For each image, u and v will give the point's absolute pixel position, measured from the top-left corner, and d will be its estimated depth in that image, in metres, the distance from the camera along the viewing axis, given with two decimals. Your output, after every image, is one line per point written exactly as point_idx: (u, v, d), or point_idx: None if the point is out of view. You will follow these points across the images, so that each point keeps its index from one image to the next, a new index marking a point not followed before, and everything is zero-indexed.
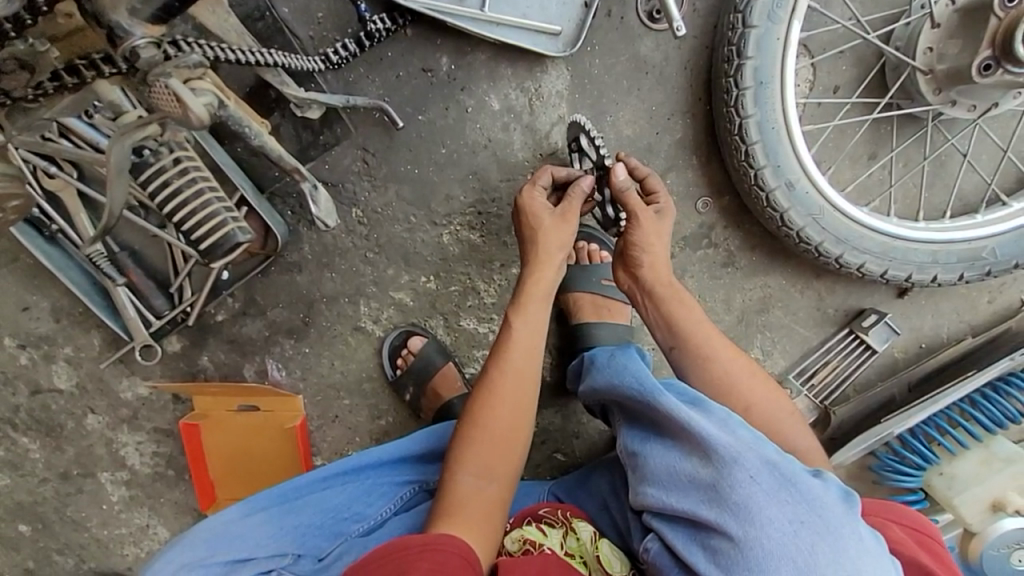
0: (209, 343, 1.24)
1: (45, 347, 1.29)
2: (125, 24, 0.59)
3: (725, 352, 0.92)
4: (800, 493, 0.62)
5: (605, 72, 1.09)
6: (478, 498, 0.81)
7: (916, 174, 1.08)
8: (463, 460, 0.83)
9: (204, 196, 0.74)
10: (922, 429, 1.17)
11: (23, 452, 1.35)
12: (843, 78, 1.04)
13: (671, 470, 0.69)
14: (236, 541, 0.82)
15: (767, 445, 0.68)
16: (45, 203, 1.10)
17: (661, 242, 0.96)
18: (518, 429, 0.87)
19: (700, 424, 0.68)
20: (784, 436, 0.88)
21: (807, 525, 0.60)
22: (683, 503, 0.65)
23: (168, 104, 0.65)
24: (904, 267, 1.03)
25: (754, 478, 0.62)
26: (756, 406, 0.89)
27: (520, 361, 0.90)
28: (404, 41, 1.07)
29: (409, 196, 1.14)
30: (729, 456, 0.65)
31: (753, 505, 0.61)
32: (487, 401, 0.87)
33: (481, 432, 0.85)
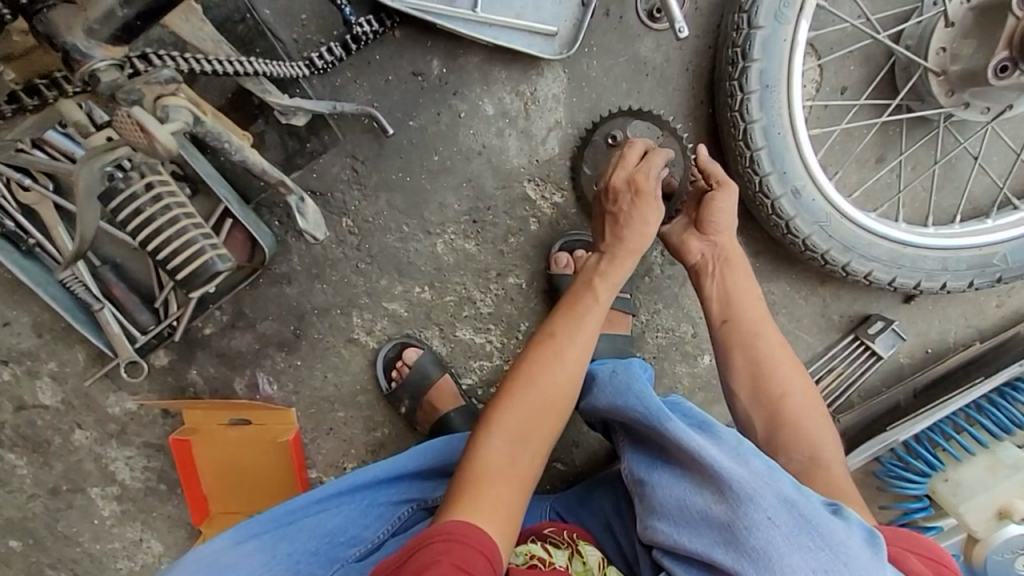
0: (197, 357, 1.20)
1: (28, 363, 1.24)
2: (81, 46, 0.55)
3: (773, 336, 0.91)
4: (819, 536, 0.59)
5: (604, 74, 1.05)
6: (505, 469, 0.76)
7: (925, 177, 1.04)
8: (499, 425, 0.80)
9: (179, 222, 0.71)
10: (927, 435, 1.16)
11: (10, 468, 1.32)
12: (850, 78, 1.00)
13: (683, 505, 0.66)
14: (226, 573, 0.79)
15: (783, 478, 0.65)
16: (21, 217, 1.05)
17: (728, 219, 0.95)
18: (557, 411, 0.83)
19: (714, 458, 0.65)
20: (813, 438, 0.85)
21: (829, 572, 0.58)
22: (696, 544, 0.63)
23: (134, 133, 0.58)
24: (912, 274, 1.00)
25: (773, 520, 0.60)
26: (796, 398, 0.87)
27: (574, 341, 0.87)
28: (392, 44, 1.02)
29: (401, 204, 1.10)
30: (745, 495, 0.62)
31: (773, 551, 0.58)
32: (539, 367, 0.84)
33: (526, 399, 0.82)
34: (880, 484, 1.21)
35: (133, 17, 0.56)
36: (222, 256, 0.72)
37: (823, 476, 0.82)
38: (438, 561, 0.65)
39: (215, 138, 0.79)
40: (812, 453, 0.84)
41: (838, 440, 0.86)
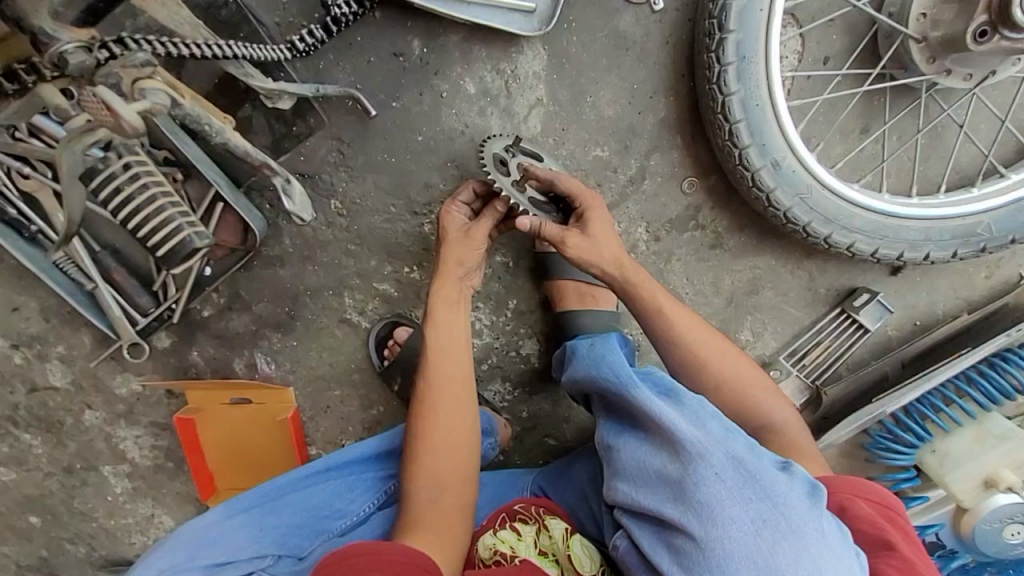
0: (197, 339, 1.24)
1: (37, 346, 1.29)
2: (47, 29, 0.58)
3: (696, 331, 0.93)
4: (763, 490, 0.61)
5: (584, 50, 1.05)
6: (438, 510, 0.85)
7: (910, 147, 1.04)
8: (415, 476, 0.88)
9: (160, 203, 0.75)
10: (916, 408, 1.16)
11: (27, 447, 1.37)
12: (833, 48, 0.99)
13: (642, 465, 0.68)
14: (216, 545, 0.83)
15: (738, 440, 0.67)
16: (23, 204, 1.06)
17: (604, 248, 0.95)
18: (460, 442, 0.91)
19: (671, 420, 0.68)
20: (760, 411, 0.91)
21: (769, 524, 0.58)
22: (650, 501, 0.65)
23: (101, 112, 0.61)
24: (895, 245, 1.00)
25: (719, 475, 0.61)
26: (732, 383, 0.91)
27: (445, 378, 0.93)
28: (373, 24, 1.03)
29: (387, 186, 1.12)
30: (696, 452, 0.64)
31: (716, 504, 0.60)
32: (427, 411, 0.92)
33: (427, 447, 0.90)
34: (868, 457, 1.24)
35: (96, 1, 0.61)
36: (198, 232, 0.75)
37: (778, 443, 0.89)
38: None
39: (193, 120, 0.81)
40: (767, 424, 0.90)
41: (782, 400, 0.92)
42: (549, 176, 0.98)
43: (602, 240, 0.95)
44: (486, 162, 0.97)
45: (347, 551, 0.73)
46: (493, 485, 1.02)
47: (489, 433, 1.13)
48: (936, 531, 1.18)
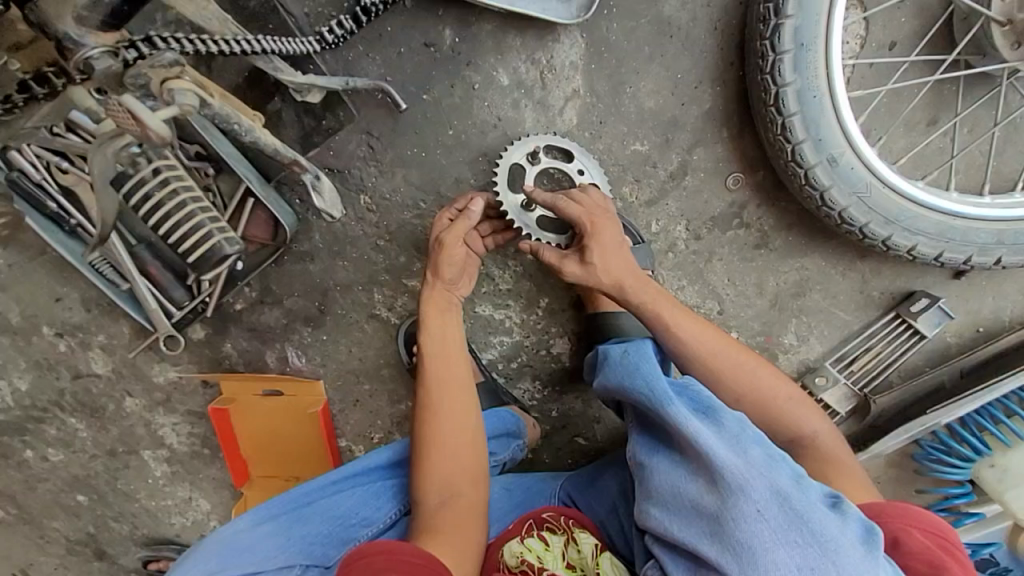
0: (230, 331, 1.25)
1: (80, 335, 1.33)
2: (73, 35, 0.57)
3: (709, 340, 0.89)
4: (810, 532, 0.58)
5: (624, 38, 0.99)
6: (448, 513, 0.84)
7: (984, 141, 0.95)
8: (424, 482, 0.87)
9: (187, 208, 0.79)
10: (974, 419, 1.09)
11: (72, 431, 1.42)
12: (901, 32, 0.91)
13: (677, 492, 0.67)
14: (244, 554, 0.83)
15: (783, 472, 0.64)
16: (62, 198, 1.06)
17: (610, 265, 0.92)
18: (462, 445, 0.89)
19: (711, 448, 0.65)
20: (789, 419, 0.86)
21: (816, 571, 0.56)
22: (685, 533, 0.64)
23: (126, 122, 0.58)
24: (963, 248, 0.92)
25: (761, 513, 0.59)
26: (755, 391, 0.87)
27: (437, 382, 0.92)
28: (404, 14, 0.99)
29: (418, 181, 1.09)
30: (736, 485, 0.62)
31: (757, 546, 0.58)
32: (427, 415, 0.90)
33: (430, 453, 0.88)
34: (918, 468, 1.20)
35: (119, 3, 0.59)
36: (228, 239, 0.80)
37: (811, 455, 0.83)
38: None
39: (223, 119, 0.80)
40: (798, 435, 0.85)
41: (812, 405, 0.87)
42: (550, 203, 0.95)
43: (596, 271, 0.92)
44: (498, 179, 0.99)
45: (363, 550, 0.73)
46: (520, 489, 1.01)
47: (515, 436, 1.11)
48: (992, 551, 1.13)
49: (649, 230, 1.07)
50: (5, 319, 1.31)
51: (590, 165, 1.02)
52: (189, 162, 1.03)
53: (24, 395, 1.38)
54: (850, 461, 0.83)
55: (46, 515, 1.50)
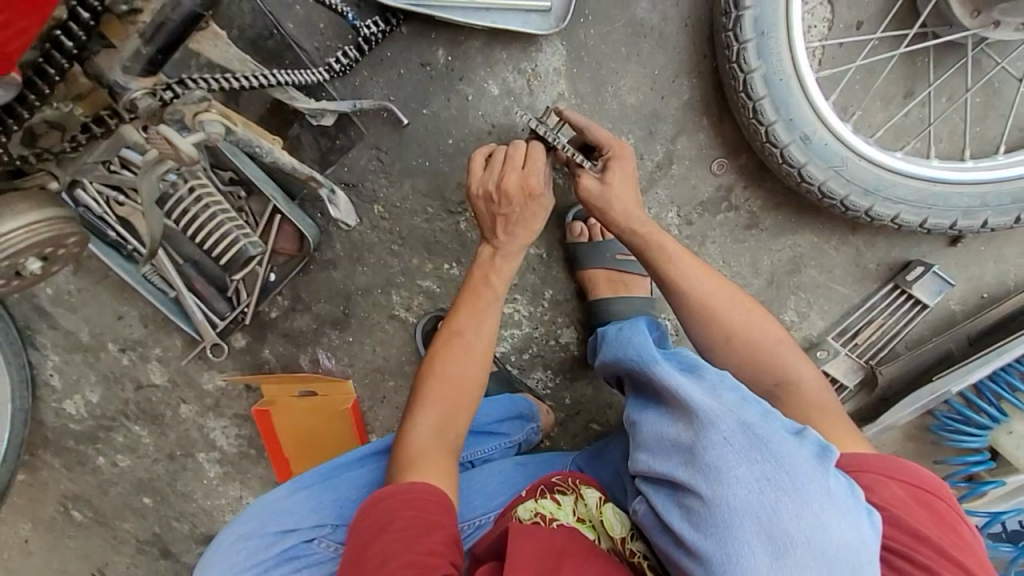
0: (267, 338, 1.36)
1: (140, 349, 1.49)
2: (120, 81, 0.60)
3: (709, 281, 0.93)
4: (770, 451, 0.61)
5: (601, 42, 1.08)
6: (433, 449, 0.88)
7: (960, 108, 0.98)
8: (421, 412, 0.90)
9: (217, 219, 0.92)
10: (989, 387, 1.08)
11: (137, 437, 1.58)
12: (866, 12, 0.95)
13: (660, 435, 0.71)
14: (283, 515, 0.95)
15: (753, 408, 0.67)
16: (120, 227, 1.21)
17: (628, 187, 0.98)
18: (469, 399, 0.93)
19: (688, 392, 0.69)
20: (781, 365, 0.87)
21: (774, 482, 0.59)
22: (666, 467, 0.67)
23: (164, 146, 0.71)
24: (947, 214, 0.94)
25: (727, 439, 0.63)
26: (748, 335, 0.89)
27: (471, 339, 0.95)
28: (401, 39, 1.11)
29: (424, 188, 1.19)
30: (707, 420, 0.65)
31: (722, 465, 0.61)
32: (443, 355, 0.94)
33: (440, 391, 0.92)
34: (936, 439, 1.19)
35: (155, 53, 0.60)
36: (252, 242, 0.93)
37: (797, 401, 0.85)
38: (393, 518, 0.76)
39: (246, 143, 0.89)
40: (786, 381, 0.86)
41: (805, 356, 0.89)
42: (582, 123, 1.00)
43: (614, 194, 0.97)
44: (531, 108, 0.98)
45: (381, 493, 0.80)
46: (532, 463, 1.07)
47: (530, 419, 1.17)
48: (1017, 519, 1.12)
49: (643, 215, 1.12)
50: (77, 338, 1.49)
51: None
52: (224, 187, 1.17)
53: (96, 406, 1.55)
54: (835, 410, 0.84)
55: (118, 517, 1.65)
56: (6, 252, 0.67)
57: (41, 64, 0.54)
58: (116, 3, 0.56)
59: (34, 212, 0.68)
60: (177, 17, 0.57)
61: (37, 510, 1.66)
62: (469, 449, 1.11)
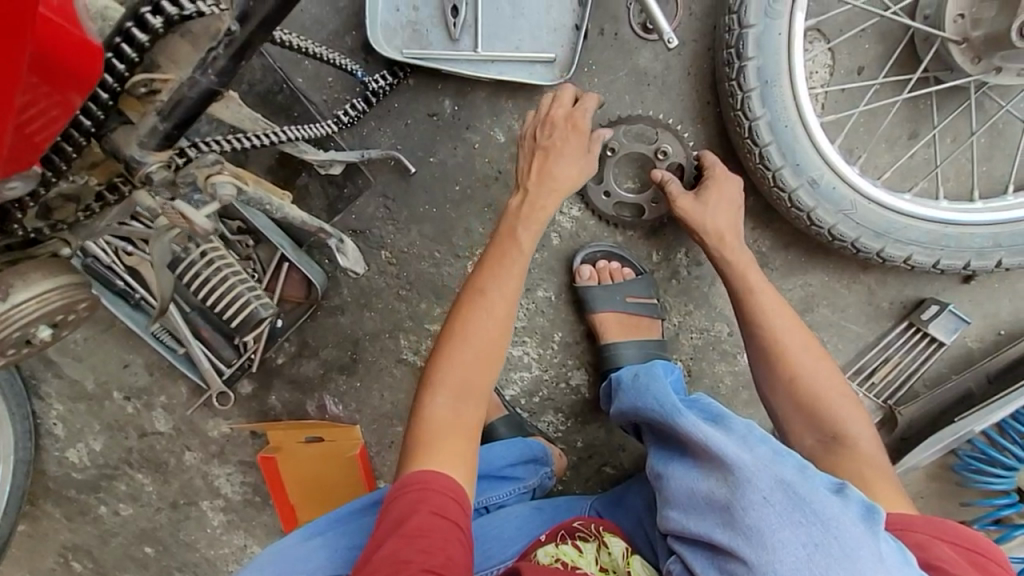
0: (274, 384, 1.35)
1: (145, 396, 1.48)
2: (138, 156, 0.59)
3: (780, 314, 0.93)
4: (814, 513, 0.59)
5: (606, 89, 1.10)
6: (453, 422, 0.84)
7: (966, 149, 0.99)
8: (437, 384, 0.86)
9: (230, 280, 0.93)
10: (1013, 427, 1.06)
11: (139, 486, 1.54)
12: (867, 58, 0.97)
13: (691, 492, 0.69)
14: (298, 564, 0.92)
15: (788, 463, 0.65)
16: (128, 276, 1.21)
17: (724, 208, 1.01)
18: (492, 358, 0.89)
19: (720, 446, 0.68)
20: (838, 418, 0.85)
21: (822, 547, 0.57)
22: (701, 527, 0.65)
23: (179, 218, 0.73)
24: (960, 254, 0.94)
25: (767, 500, 0.60)
26: (812, 381, 0.88)
27: (496, 294, 0.92)
28: (408, 91, 1.13)
29: (432, 234, 1.20)
30: (744, 478, 0.63)
31: (765, 528, 0.59)
32: (466, 315, 0.90)
33: (461, 353, 0.88)
34: (961, 479, 1.16)
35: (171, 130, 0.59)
36: (264, 304, 0.95)
37: (848, 457, 0.83)
38: (415, 510, 0.75)
39: (258, 202, 0.89)
40: (841, 435, 0.84)
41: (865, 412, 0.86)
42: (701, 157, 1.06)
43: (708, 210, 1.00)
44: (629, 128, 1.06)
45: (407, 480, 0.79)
46: (550, 507, 1.04)
47: (543, 463, 1.14)
48: None
49: (650, 259, 1.17)
50: (82, 386, 1.48)
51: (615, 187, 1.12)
52: (232, 237, 1.17)
53: (98, 455, 1.52)
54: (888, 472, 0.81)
55: (118, 568, 1.60)
56: (17, 324, 0.66)
57: (59, 142, 0.55)
58: (136, 84, 0.56)
59: (45, 281, 0.67)
60: (195, 95, 0.57)
61: (35, 563, 1.61)
62: (483, 494, 1.08)
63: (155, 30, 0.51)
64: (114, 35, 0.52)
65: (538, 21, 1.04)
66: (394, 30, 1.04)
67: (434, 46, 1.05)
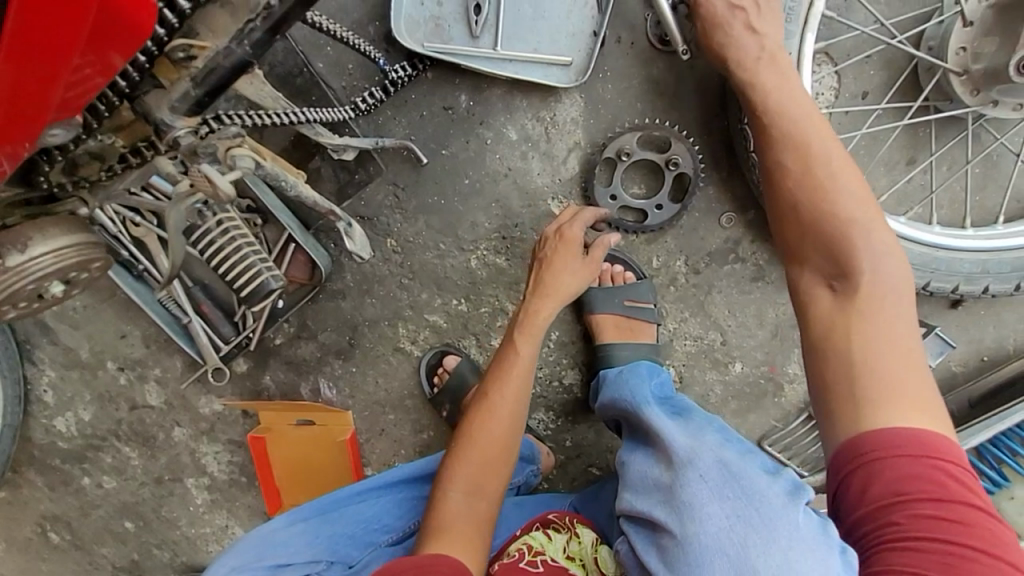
0: (270, 364, 1.35)
1: (139, 369, 1.48)
2: (167, 120, 0.61)
3: (862, 215, 0.78)
4: (741, 490, 0.67)
5: (618, 96, 1.13)
6: (465, 514, 0.91)
7: (960, 177, 1.02)
8: (452, 479, 0.94)
9: (241, 249, 0.96)
10: (990, 451, 1.09)
11: (125, 459, 1.54)
12: (871, 83, 1.01)
13: (644, 475, 0.78)
14: (279, 548, 0.95)
15: (731, 450, 0.74)
16: (134, 247, 1.22)
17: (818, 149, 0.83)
18: (501, 463, 0.97)
19: (669, 435, 0.79)
20: (885, 325, 0.74)
21: (741, 519, 0.65)
22: (645, 504, 0.74)
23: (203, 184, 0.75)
24: (949, 278, 0.97)
25: (702, 476, 0.70)
26: (874, 280, 0.76)
27: (506, 397, 1.00)
28: (425, 83, 1.15)
29: (437, 225, 1.22)
30: (685, 459, 0.73)
31: (695, 503, 0.67)
32: (482, 413, 0.99)
33: (474, 455, 0.96)
34: None
35: (202, 97, 0.61)
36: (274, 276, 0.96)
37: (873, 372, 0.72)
38: None
39: (274, 178, 0.91)
40: (879, 341, 0.74)
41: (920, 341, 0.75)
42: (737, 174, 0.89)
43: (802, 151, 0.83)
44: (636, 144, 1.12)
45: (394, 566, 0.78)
46: (530, 501, 1.06)
47: (530, 461, 1.17)
48: None
49: (650, 265, 1.19)
50: (76, 355, 1.48)
51: (621, 192, 1.15)
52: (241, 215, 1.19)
53: (87, 425, 1.52)
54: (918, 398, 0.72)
55: (97, 541, 1.59)
56: (31, 277, 0.68)
57: (94, 102, 0.57)
58: (174, 49, 0.57)
59: (63, 237, 0.69)
60: (228, 64, 0.59)
61: (13, 530, 1.60)
62: None
63: None
64: None
65: (557, 25, 1.07)
66: (417, 23, 1.07)
67: (455, 41, 1.08)
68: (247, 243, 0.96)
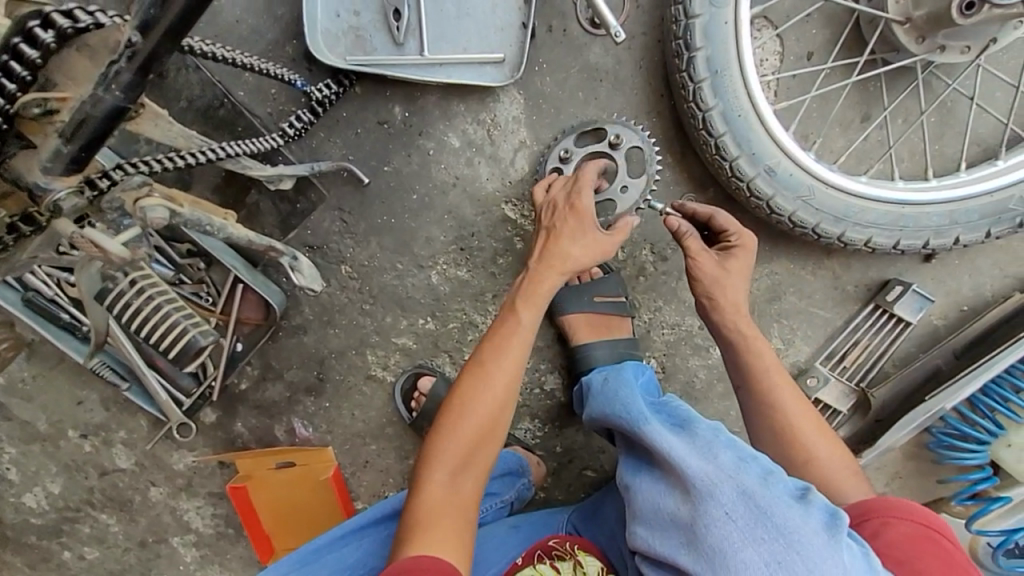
0: (238, 411, 1.28)
1: (102, 434, 1.40)
2: (42, 182, 0.56)
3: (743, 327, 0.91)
4: (776, 528, 0.57)
5: (559, 88, 1.08)
6: (451, 502, 0.80)
7: (918, 128, 0.99)
8: (436, 459, 0.82)
9: (161, 310, 0.87)
10: (981, 402, 1.06)
11: (104, 527, 1.46)
12: (815, 43, 0.97)
13: (656, 507, 0.67)
14: None
15: (752, 470, 0.63)
16: (73, 308, 1.14)
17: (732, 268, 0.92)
18: (494, 439, 0.85)
19: (681, 458, 0.66)
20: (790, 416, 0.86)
21: (784, 565, 0.55)
22: (666, 547, 0.63)
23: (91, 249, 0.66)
24: (918, 234, 0.94)
25: (729, 515, 0.58)
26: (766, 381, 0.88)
27: (500, 367, 0.87)
28: (356, 99, 1.09)
29: (391, 244, 1.16)
30: (705, 491, 0.61)
31: (728, 548, 0.57)
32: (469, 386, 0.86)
33: (460, 431, 0.84)
34: (937, 457, 1.17)
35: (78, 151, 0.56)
36: (202, 332, 0.88)
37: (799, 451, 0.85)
38: None
39: (196, 223, 0.85)
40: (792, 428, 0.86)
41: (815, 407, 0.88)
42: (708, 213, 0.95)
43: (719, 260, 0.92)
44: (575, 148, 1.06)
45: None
46: (526, 524, 1.01)
47: (520, 475, 1.13)
48: None
49: (617, 258, 1.15)
50: (34, 428, 1.40)
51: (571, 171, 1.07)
52: (182, 260, 1.12)
53: (58, 498, 1.44)
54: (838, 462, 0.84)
55: None
56: None
57: None
58: (29, 105, 0.52)
59: None
60: (99, 113, 0.54)
61: None
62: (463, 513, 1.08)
63: (47, 44, 0.48)
64: (1, 53, 0.49)
65: (483, 20, 1.01)
66: (336, 36, 1.01)
67: (378, 51, 1.02)
68: (167, 301, 0.88)
